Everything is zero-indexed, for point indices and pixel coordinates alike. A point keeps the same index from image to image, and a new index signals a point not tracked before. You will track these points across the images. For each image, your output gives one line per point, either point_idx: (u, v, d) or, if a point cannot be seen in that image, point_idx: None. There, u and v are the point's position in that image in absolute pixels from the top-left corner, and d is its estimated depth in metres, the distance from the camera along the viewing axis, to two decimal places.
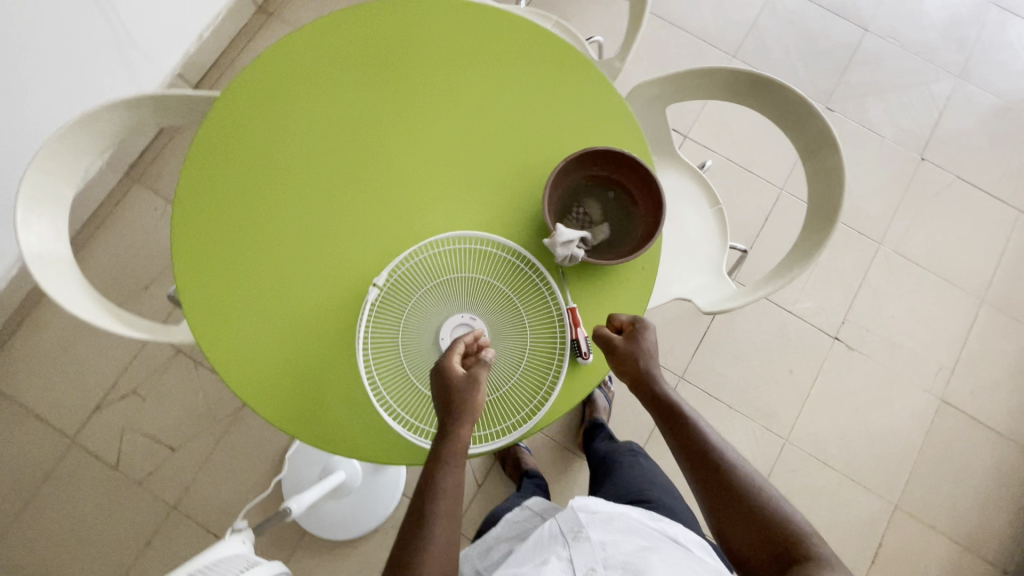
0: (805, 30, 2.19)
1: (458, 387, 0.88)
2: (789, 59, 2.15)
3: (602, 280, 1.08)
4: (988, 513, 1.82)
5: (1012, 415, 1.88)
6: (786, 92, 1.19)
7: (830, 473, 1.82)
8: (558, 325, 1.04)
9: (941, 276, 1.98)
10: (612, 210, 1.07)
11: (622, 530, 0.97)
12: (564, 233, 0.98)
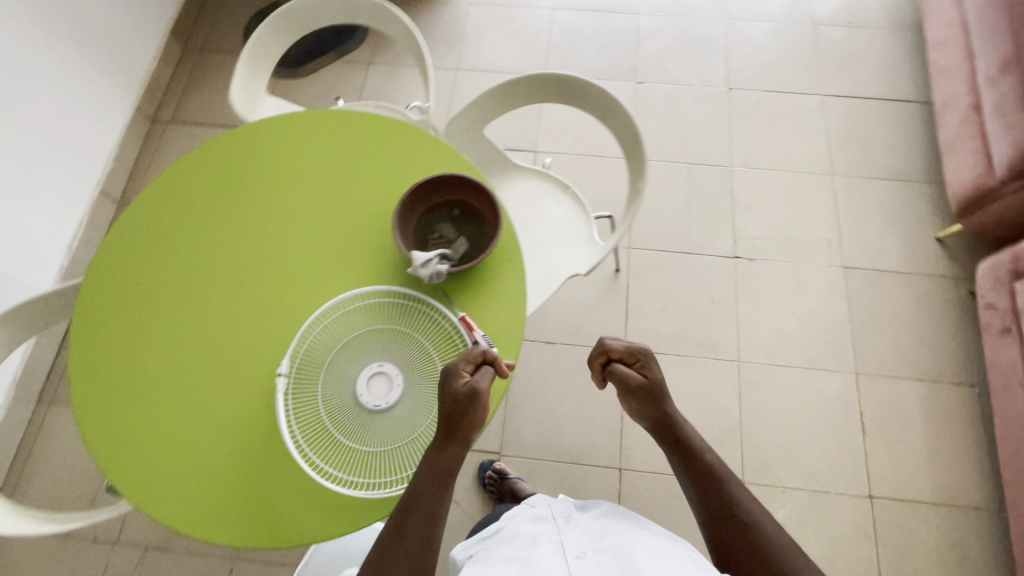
0: (592, 33, 2.53)
1: (461, 403, 0.98)
2: (589, 60, 2.47)
3: (482, 284, 1.19)
4: (935, 343, 1.95)
5: (907, 252, 2.08)
6: (564, 79, 1.39)
7: (790, 372, 1.92)
8: (458, 338, 1.12)
9: (792, 170, 2.23)
10: (461, 224, 1.19)
11: (612, 524, 1.05)
12: (420, 256, 1.09)
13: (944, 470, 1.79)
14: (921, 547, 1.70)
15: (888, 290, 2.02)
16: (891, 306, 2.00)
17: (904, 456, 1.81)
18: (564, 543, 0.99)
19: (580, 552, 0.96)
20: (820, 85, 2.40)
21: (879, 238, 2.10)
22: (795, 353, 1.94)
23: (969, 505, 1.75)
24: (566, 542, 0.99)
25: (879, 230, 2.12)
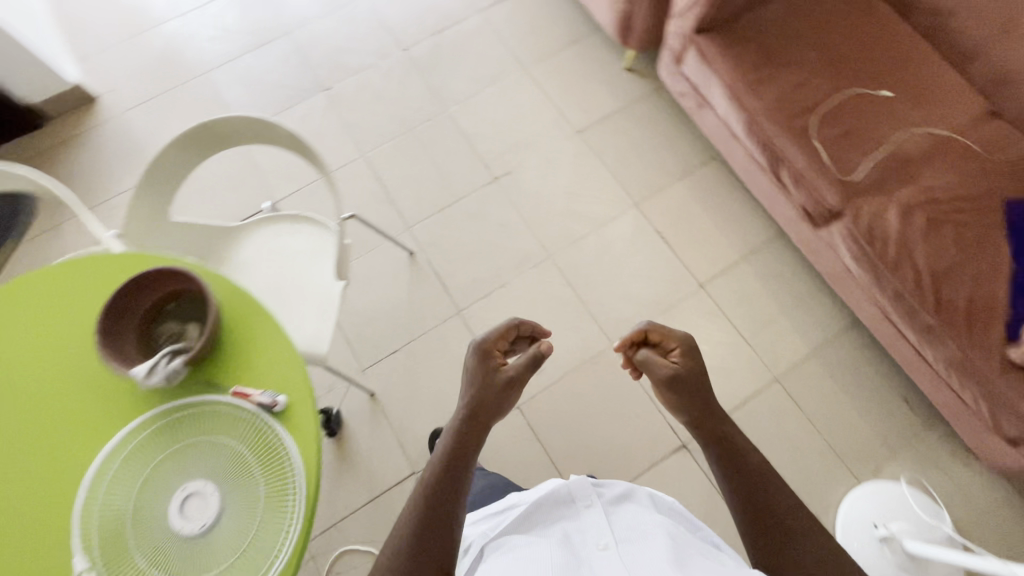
0: (255, 76, 2.34)
1: (502, 385, 1.02)
2: (267, 103, 2.29)
3: (231, 351, 1.04)
4: (698, 169, 2.12)
5: (634, 109, 2.22)
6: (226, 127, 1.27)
7: (611, 264, 2.00)
8: (244, 415, 0.98)
9: (508, 97, 2.27)
10: (185, 311, 1.04)
11: (632, 511, 0.97)
12: (141, 366, 0.94)
13: (771, 269, 1.95)
14: (794, 341, 1.85)
15: (641, 153, 2.13)
16: (651, 163, 2.12)
17: (737, 277, 1.94)
18: (586, 538, 0.91)
19: (603, 546, 0.88)
20: (486, 9, 2.44)
21: (608, 115, 2.21)
22: (604, 246, 2.00)
23: (804, 283, 1.92)
24: (586, 538, 0.90)
25: (603, 109, 2.22)
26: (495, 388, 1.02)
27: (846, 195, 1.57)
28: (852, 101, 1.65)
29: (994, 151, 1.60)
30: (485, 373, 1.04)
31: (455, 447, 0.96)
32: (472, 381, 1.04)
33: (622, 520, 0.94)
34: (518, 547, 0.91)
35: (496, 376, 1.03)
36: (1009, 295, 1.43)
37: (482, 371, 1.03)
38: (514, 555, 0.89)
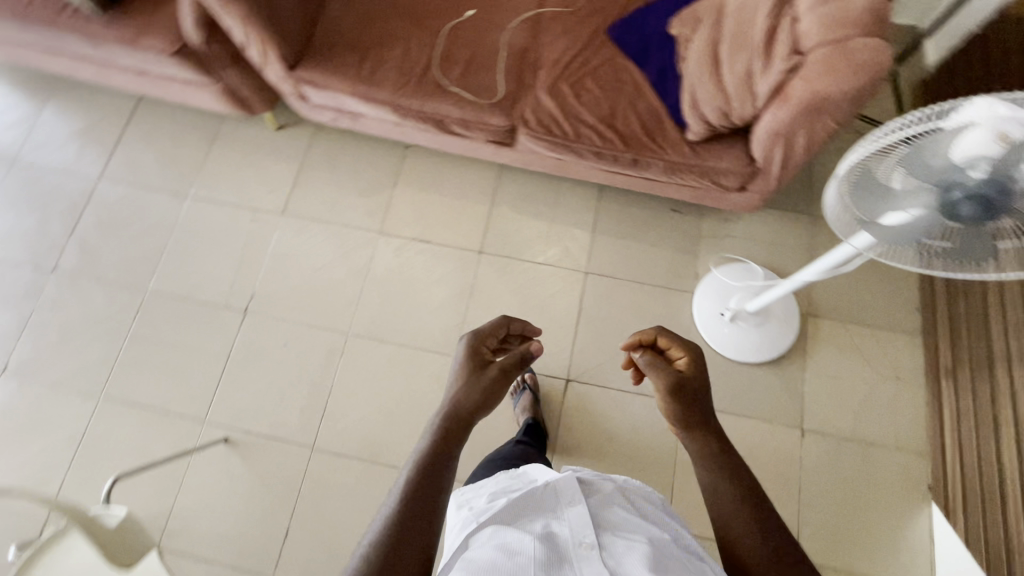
0: None
1: (491, 376, 0.97)
2: None
3: None
4: (408, 167, 2.10)
5: (317, 158, 2.13)
6: None
7: (403, 296, 1.95)
8: None
9: (197, 234, 2.05)
10: None
11: (621, 507, 0.94)
12: None
13: (517, 195, 2.06)
14: (575, 234, 2.01)
15: (349, 189, 2.08)
16: (363, 190, 2.08)
17: (500, 222, 2.03)
18: (571, 529, 0.88)
19: (588, 544, 0.85)
20: (104, 171, 2.14)
21: (295, 180, 2.11)
22: (383, 287, 1.96)
23: (547, 185, 2.07)
24: (571, 530, 0.88)
25: (287, 177, 2.11)
26: (492, 384, 0.96)
27: (506, 112, 1.68)
28: (451, 38, 1.73)
29: (571, 2, 1.77)
30: (476, 369, 0.98)
31: (448, 435, 0.89)
32: (461, 379, 0.97)
33: (613, 517, 0.91)
34: (505, 529, 0.89)
35: (490, 370, 0.97)
36: (656, 97, 1.64)
37: (473, 365, 0.98)
38: (501, 536, 0.87)
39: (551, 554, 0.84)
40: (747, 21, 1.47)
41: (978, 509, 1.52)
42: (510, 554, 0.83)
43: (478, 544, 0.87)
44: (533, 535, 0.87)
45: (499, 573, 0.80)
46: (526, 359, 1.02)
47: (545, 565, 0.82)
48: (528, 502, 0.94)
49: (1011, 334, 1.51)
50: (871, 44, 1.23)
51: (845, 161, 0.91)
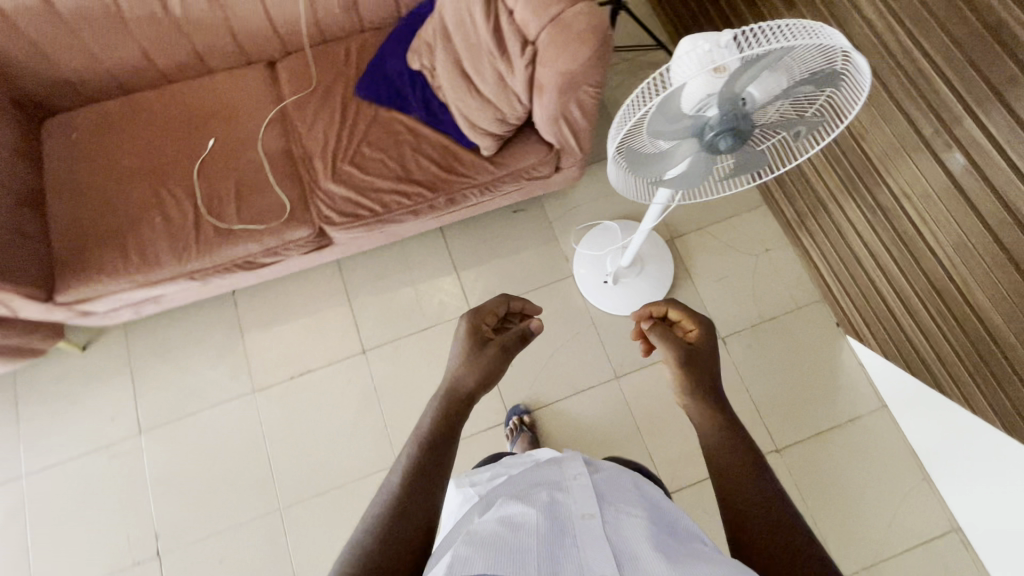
0: None
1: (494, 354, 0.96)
2: None
3: None
4: (250, 312, 1.91)
5: (149, 357, 1.87)
6: None
7: (318, 439, 1.78)
8: None
9: (60, 510, 1.74)
10: None
11: (625, 482, 0.86)
12: None
13: (369, 277, 1.94)
14: (443, 282, 1.94)
15: (200, 367, 1.86)
16: (215, 360, 1.87)
17: (368, 312, 1.91)
18: (573, 502, 0.79)
19: (589, 513, 0.75)
20: None
21: (137, 391, 1.84)
22: (292, 441, 1.78)
23: (392, 253, 1.97)
24: (573, 503, 0.78)
25: (127, 393, 1.84)
26: (493, 360, 0.97)
27: (304, 221, 1.55)
28: (206, 178, 1.55)
29: (306, 81, 1.64)
30: (476, 345, 0.98)
31: (450, 420, 0.87)
32: (462, 353, 0.97)
33: (610, 493, 0.82)
34: (508, 503, 0.80)
35: (492, 346, 0.98)
36: (436, 133, 1.58)
37: (475, 340, 0.97)
38: (502, 510, 0.78)
39: (553, 525, 0.74)
40: (470, 30, 1.43)
41: (879, 325, 1.69)
42: (512, 525, 0.73)
43: (478, 519, 0.78)
44: (535, 507, 0.77)
45: (500, 539, 0.70)
46: (528, 336, 1.02)
47: (546, 535, 0.72)
48: (531, 483, 0.86)
49: (826, 173, 1.64)
50: (582, 10, 1.24)
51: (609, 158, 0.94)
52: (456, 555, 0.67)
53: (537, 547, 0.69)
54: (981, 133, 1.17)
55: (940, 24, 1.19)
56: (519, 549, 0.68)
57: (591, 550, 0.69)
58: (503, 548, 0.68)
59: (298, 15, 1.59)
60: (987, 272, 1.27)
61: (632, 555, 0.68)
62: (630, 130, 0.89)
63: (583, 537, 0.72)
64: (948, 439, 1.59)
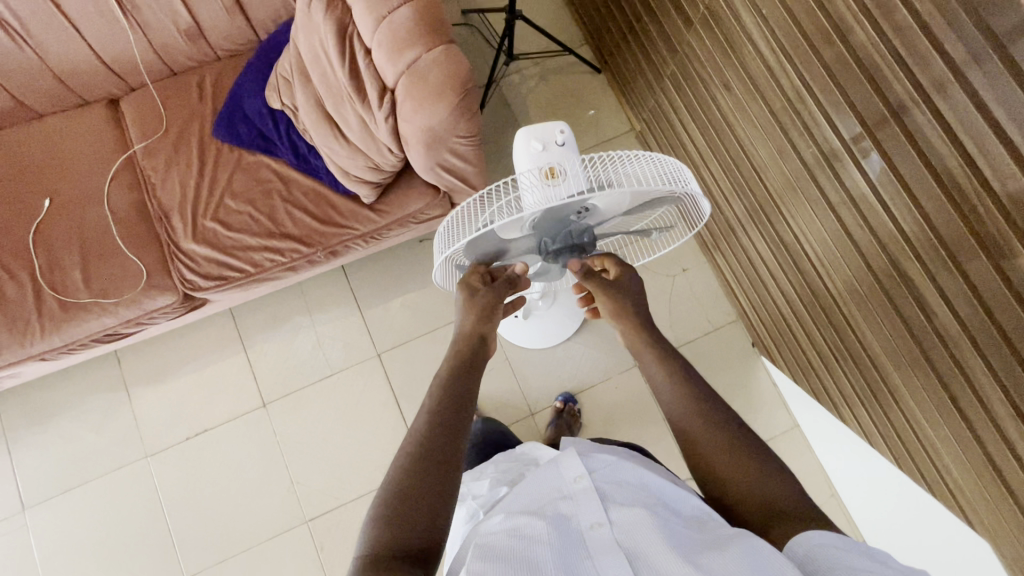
0: None
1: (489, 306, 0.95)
2: None
3: None
4: (137, 371, 1.77)
5: (28, 431, 1.72)
6: None
7: (222, 499, 1.68)
8: None
9: None
10: None
11: (628, 473, 0.79)
12: None
13: (265, 323, 1.81)
14: (347, 323, 1.81)
15: (84, 435, 1.72)
16: (101, 425, 1.73)
17: (265, 361, 1.78)
18: (581, 508, 0.73)
19: (598, 522, 0.70)
20: None
21: (15, 465, 1.69)
22: (191, 506, 1.68)
23: (289, 295, 1.83)
24: (580, 509, 0.73)
25: (4, 468, 1.69)
26: (491, 301, 0.96)
27: (164, 287, 1.39)
28: (44, 246, 1.37)
29: (155, 122, 1.46)
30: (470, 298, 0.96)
31: (451, 418, 0.79)
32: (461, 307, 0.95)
33: (616, 491, 0.75)
34: (517, 512, 0.74)
35: (485, 290, 0.96)
36: (308, 180, 1.41)
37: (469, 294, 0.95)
38: (512, 520, 0.72)
39: (563, 539, 0.68)
40: (327, 68, 1.25)
41: (786, 354, 1.65)
42: (525, 540, 0.68)
43: (488, 532, 0.72)
44: (544, 518, 0.71)
45: (514, 556, 0.65)
46: (511, 281, 1.00)
47: (559, 549, 0.67)
48: (535, 488, 0.79)
49: (732, 201, 1.57)
50: (439, 57, 1.09)
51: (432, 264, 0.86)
52: (474, 573, 0.61)
53: (553, 563, 0.64)
54: (866, 183, 1.12)
55: (819, 59, 1.14)
56: (538, 567, 0.63)
57: (607, 565, 0.64)
58: (519, 566, 0.63)
59: (131, 47, 1.42)
60: (877, 319, 1.23)
61: (647, 566, 0.63)
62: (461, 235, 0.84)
63: (595, 549, 0.67)
64: (847, 454, 1.60)
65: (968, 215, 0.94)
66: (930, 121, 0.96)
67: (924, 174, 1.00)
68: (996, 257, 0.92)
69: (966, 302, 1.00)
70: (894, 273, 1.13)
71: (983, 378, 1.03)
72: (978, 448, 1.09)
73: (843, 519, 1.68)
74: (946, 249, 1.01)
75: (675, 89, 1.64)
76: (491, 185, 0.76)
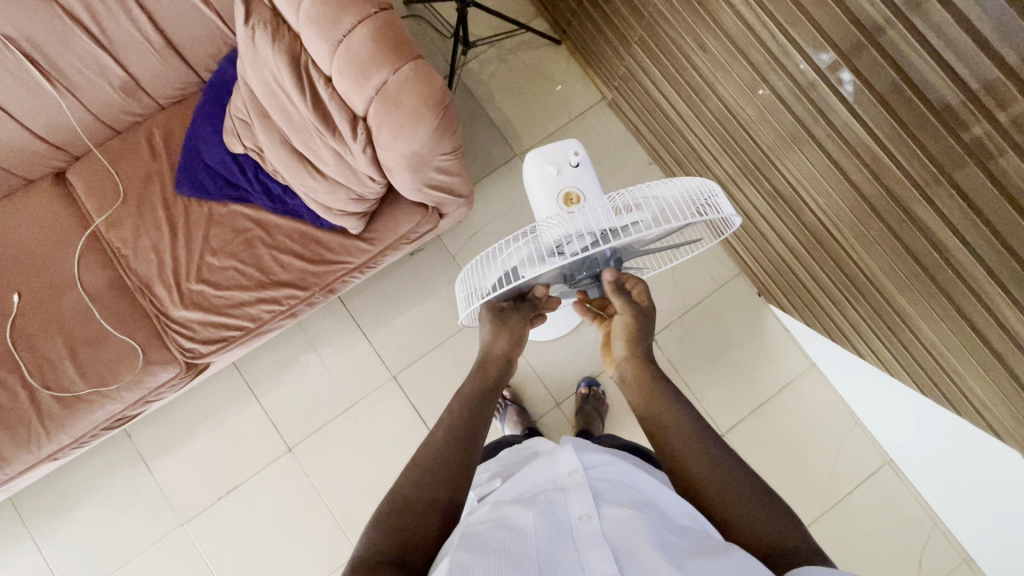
0: None
1: (517, 329, 0.93)
2: None
3: None
4: (152, 444, 1.72)
5: (55, 526, 1.67)
6: None
7: (265, 547, 1.66)
8: None
9: None
10: None
11: (621, 471, 0.74)
12: None
13: (271, 368, 1.76)
14: (355, 352, 1.77)
15: (114, 516, 1.68)
16: (127, 504, 1.68)
17: (281, 406, 1.74)
18: (572, 501, 0.68)
19: (587, 513, 0.65)
20: None
21: (50, 561, 1.65)
22: (240, 564, 1.65)
23: (291, 335, 1.78)
24: (570, 502, 0.68)
25: (38, 568, 1.65)
26: (515, 327, 0.93)
27: (165, 361, 1.32)
28: (26, 344, 1.29)
29: (111, 189, 1.38)
30: (498, 317, 0.92)
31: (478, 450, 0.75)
32: (488, 329, 0.92)
33: (609, 488, 0.71)
34: (505, 503, 0.69)
35: (511, 311, 0.94)
36: (290, 222, 1.34)
37: (498, 317, 0.92)
38: (499, 511, 0.67)
39: (549, 531, 0.63)
40: (287, 103, 1.16)
41: (794, 299, 1.67)
42: (510, 531, 0.63)
43: (471, 521, 0.67)
44: (532, 507, 0.67)
45: (498, 544, 0.60)
46: (534, 303, 0.97)
47: (544, 541, 0.62)
48: (528, 483, 0.75)
49: (720, 159, 1.55)
50: (409, 76, 1.02)
51: (464, 311, 0.96)
52: (455, 560, 0.56)
53: (536, 554, 0.59)
54: (856, 120, 1.10)
55: None
56: (518, 556, 0.58)
57: (592, 557, 0.59)
58: (502, 556, 0.58)
59: (64, 114, 1.35)
60: (883, 256, 1.21)
61: (634, 565, 0.58)
62: (509, 273, 0.89)
63: (580, 542, 0.62)
64: (863, 383, 1.64)
65: (953, 126, 0.93)
66: (906, 40, 0.94)
67: (907, 96, 0.98)
68: (985, 164, 0.92)
69: (966, 221, 0.99)
70: (894, 207, 1.11)
71: (996, 296, 1.02)
72: (998, 364, 1.09)
73: (869, 444, 1.73)
74: (936, 163, 0.99)
75: (645, 54, 1.59)
76: (520, 228, 0.86)
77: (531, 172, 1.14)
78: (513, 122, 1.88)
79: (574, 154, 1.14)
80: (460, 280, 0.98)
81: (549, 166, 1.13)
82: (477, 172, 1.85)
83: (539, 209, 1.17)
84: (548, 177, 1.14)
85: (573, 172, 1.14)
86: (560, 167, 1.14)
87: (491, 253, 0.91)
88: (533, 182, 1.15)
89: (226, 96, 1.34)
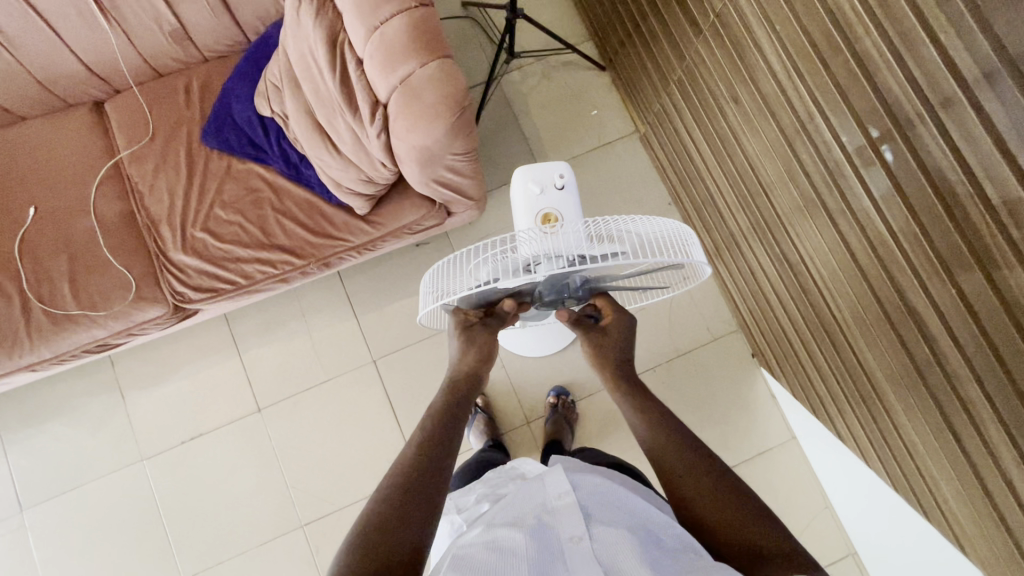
0: None
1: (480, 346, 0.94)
2: None
3: None
4: (131, 378, 1.76)
5: (26, 438, 1.72)
6: None
7: (214, 501, 1.68)
8: None
9: None
10: None
11: (614, 493, 0.74)
12: None
13: (258, 327, 1.79)
14: (341, 328, 1.79)
15: (82, 439, 1.72)
16: (97, 430, 1.72)
17: (260, 366, 1.77)
18: (562, 523, 0.67)
19: (578, 536, 0.65)
20: None
21: (13, 469, 1.70)
22: (188, 511, 1.68)
23: (284, 299, 1.81)
24: (560, 523, 0.67)
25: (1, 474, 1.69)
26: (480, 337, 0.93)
27: (154, 299, 1.36)
28: (31, 258, 1.35)
29: (141, 127, 1.43)
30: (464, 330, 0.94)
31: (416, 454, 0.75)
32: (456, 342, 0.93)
33: (600, 510, 0.70)
34: (497, 525, 0.68)
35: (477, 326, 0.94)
36: (300, 191, 1.37)
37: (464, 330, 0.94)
38: (492, 532, 0.66)
39: (541, 554, 0.62)
40: (317, 77, 1.20)
41: (786, 368, 1.63)
42: (501, 553, 0.62)
43: (464, 543, 0.67)
44: (523, 531, 0.66)
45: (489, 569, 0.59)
46: (501, 317, 0.97)
47: (537, 564, 0.61)
48: (518, 503, 0.73)
49: (737, 214, 1.53)
50: (434, 73, 1.04)
51: (422, 309, 0.95)
52: None
53: None
54: (872, 203, 1.07)
55: (826, 70, 1.08)
56: None
57: None
58: None
59: (113, 49, 1.41)
60: (879, 345, 1.18)
61: None
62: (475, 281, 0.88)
63: (573, 565, 0.61)
64: (838, 465, 1.59)
65: (965, 228, 0.91)
66: (931, 133, 0.92)
67: (925, 188, 0.95)
68: (990, 271, 0.89)
69: (964, 326, 0.96)
70: (897, 299, 1.08)
71: (983, 411, 0.98)
72: (974, 480, 1.04)
73: (834, 527, 1.68)
74: (942, 261, 0.96)
75: (682, 97, 1.59)
76: (496, 238, 0.86)
77: (517, 189, 1.14)
78: (542, 138, 1.90)
79: (559, 176, 1.14)
80: (426, 276, 0.97)
81: (534, 185, 1.13)
82: (496, 178, 1.87)
83: (518, 226, 1.17)
84: (531, 194, 1.14)
85: (557, 194, 1.14)
86: (544, 187, 1.14)
87: (459, 256, 0.90)
88: (517, 199, 1.15)
89: (264, 60, 1.38)
